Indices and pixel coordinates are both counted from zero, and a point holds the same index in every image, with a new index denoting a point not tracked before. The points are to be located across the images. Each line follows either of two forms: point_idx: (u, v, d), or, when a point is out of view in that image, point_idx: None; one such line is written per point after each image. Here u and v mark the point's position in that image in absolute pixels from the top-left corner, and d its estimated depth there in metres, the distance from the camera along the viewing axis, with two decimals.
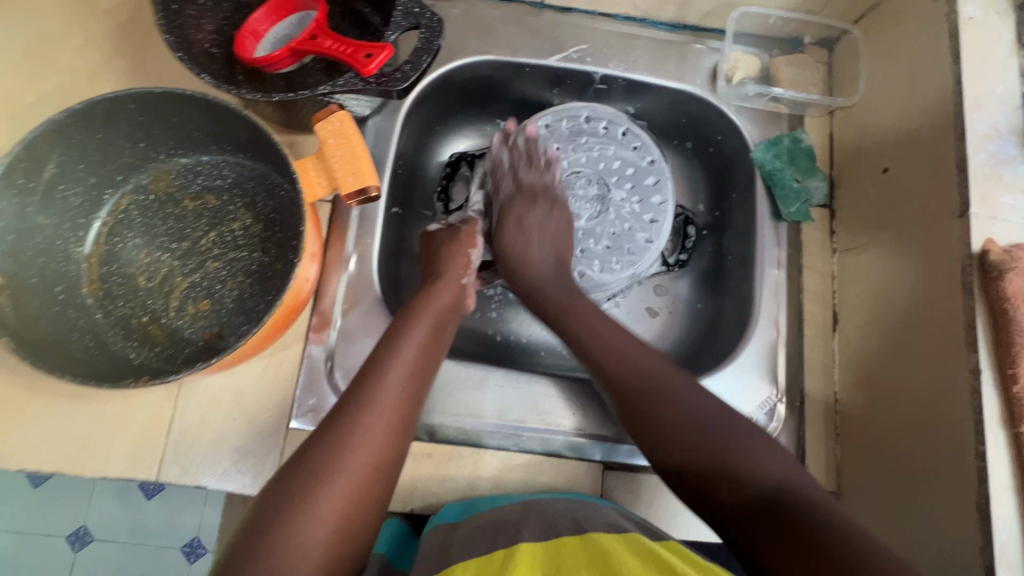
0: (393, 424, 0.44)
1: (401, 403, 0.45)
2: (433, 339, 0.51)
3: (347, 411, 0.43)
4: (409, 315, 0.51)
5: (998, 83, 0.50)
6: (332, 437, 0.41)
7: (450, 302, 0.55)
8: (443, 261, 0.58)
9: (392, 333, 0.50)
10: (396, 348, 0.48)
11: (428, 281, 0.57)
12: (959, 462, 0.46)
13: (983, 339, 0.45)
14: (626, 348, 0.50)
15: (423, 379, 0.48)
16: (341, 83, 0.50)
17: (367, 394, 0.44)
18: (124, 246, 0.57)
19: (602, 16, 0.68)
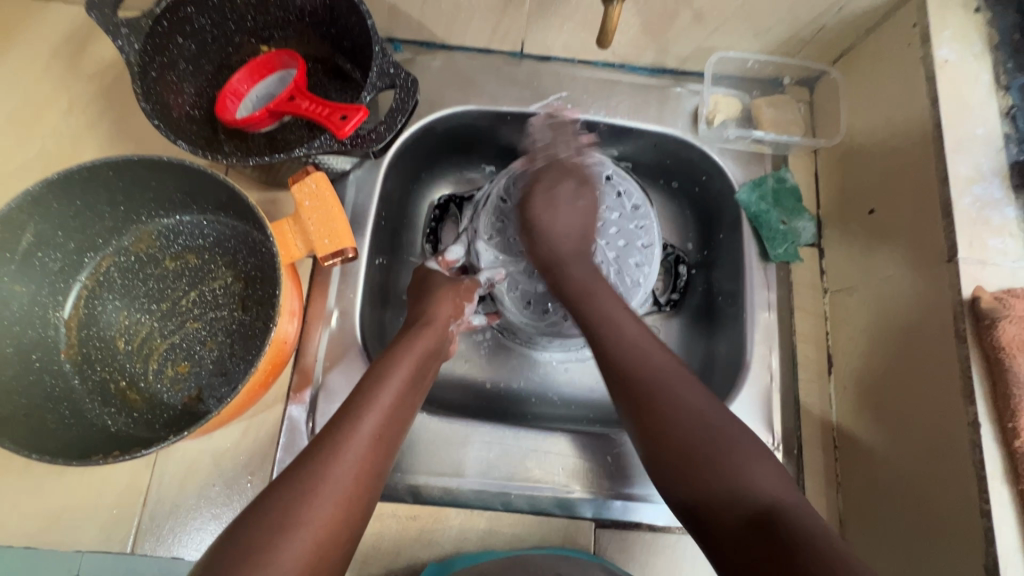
0: (360, 472, 0.42)
1: (372, 452, 0.43)
2: (412, 385, 0.49)
3: (313, 458, 0.41)
4: (390, 357, 0.50)
5: (978, 126, 0.50)
6: (295, 485, 0.39)
7: (433, 346, 0.53)
8: (432, 302, 0.57)
9: (370, 377, 0.48)
10: (373, 394, 0.46)
11: (416, 322, 0.55)
12: (964, 520, 0.43)
13: (980, 390, 0.44)
14: (638, 339, 0.48)
15: (396, 429, 0.46)
16: (317, 145, 0.50)
17: (337, 439, 0.42)
18: (103, 309, 0.57)
19: (582, 63, 0.69)
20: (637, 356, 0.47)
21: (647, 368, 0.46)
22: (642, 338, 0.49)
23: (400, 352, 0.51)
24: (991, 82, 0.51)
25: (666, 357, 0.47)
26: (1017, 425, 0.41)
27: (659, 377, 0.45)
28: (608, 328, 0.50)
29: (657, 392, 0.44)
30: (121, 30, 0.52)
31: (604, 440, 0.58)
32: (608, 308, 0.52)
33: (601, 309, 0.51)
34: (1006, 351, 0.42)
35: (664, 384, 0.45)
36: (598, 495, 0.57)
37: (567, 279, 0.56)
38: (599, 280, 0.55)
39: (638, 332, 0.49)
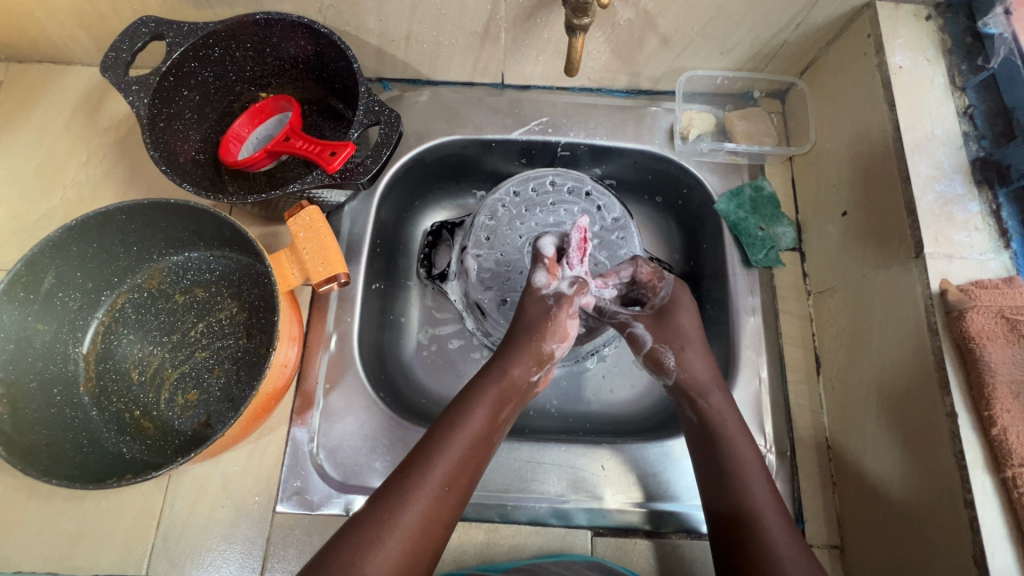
0: (426, 521, 0.45)
1: (439, 504, 0.46)
2: (484, 435, 0.50)
3: (387, 506, 0.44)
4: (470, 398, 0.52)
5: (936, 126, 0.52)
6: (367, 531, 0.43)
7: (514, 390, 0.53)
8: (510, 357, 0.54)
9: (451, 421, 0.50)
10: (445, 443, 0.48)
11: (500, 359, 0.55)
12: (949, 510, 0.44)
13: (955, 381, 0.45)
14: (749, 464, 0.50)
15: (467, 479, 0.48)
16: (310, 180, 0.54)
17: (408, 485, 0.46)
18: (119, 343, 0.60)
19: (560, 89, 0.73)
20: (740, 480, 0.49)
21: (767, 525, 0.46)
22: (765, 481, 0.49)
23: (478, 397, 0.51)
24: (945, 84, 0.53)
25: (785, 518, 0.47)
26: (992, 413, 0.42)
27: (777, 540, 0.45)
28: (730, 453, 0.51)
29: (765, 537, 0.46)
30: (131, 87, 0.56)
31: (600, 451, 0.59)
32: (742, 451, 0.51)
33: (733, 446, 0.51)
34: (976, 341, 0.44)
35: (760, 511, 0.47)
36: (594, 503, 0.57)
37: (711, 410, 0.53)
38: (730, 408, 0.53)
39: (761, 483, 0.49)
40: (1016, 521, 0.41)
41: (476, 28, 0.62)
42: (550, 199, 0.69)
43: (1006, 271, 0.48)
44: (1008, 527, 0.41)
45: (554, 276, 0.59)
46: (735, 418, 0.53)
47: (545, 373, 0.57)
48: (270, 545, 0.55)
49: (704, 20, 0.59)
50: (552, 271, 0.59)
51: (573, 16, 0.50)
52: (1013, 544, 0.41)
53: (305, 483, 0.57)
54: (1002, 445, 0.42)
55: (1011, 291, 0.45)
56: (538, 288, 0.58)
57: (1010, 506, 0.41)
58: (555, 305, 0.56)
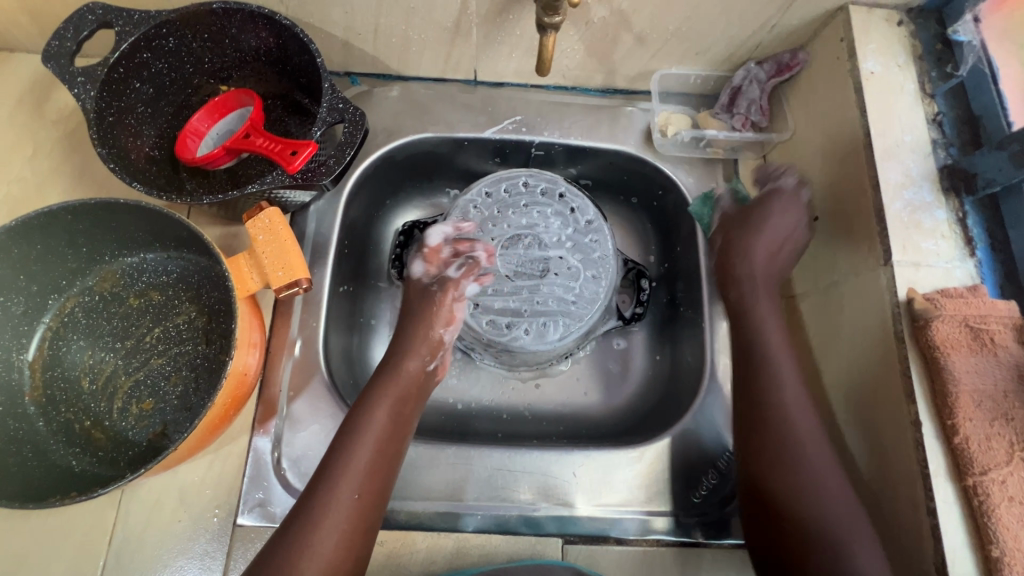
0: (347, 529, 0.47)
1: (355, 504, 0.48)
2: (389, 433, 0.52)
3: (302, 519, 0.46)
4: (369, 401, 0.53)
5: (906, 133, 0.52)
6: (286, 549, 0.45)
7: (413, 387, 0.56)
8: (403, 352, 0.57)
9: (352, 424, 0.52)
10: (350, 447, 0.50)
11: (395, 359, 0.57)
12: (913, 518, 0.44)
13: (920, 389, 0.45)
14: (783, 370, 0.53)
15: (381, 481, 0.50)
16: (269, 181, 0.51)
17: (321, 496, 0.47)
18: (68, 350, 0.57)
19: (535, 87, 0.71)
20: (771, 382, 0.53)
21: (810, 464, 0.49)
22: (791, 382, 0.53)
23: (377, 400, 0.53)
24: (916, 90, 0.53)
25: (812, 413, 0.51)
26: (955, 421, 0.43)
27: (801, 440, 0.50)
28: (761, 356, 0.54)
29: (787, 439, 0.50)
30: (76, 78, 0.53)
31: (572, 457, 0.58)
32: (786, 393, 0.52)
33: (778, 387, 0.52)
34: (941, 350, 0.44)
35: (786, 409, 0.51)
36: (565, 511, 0.57)
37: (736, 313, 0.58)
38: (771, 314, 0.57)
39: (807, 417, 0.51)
40: (977, 529, 0.41)
41: (447, 22, 0.60)
42: (523, 201, 0.66)
43: (971, 279, 0.48)
44: (970, 534, 0.42)
45: (432, 266, 0.62)
46: (781, 357, 0.54)
47: (442, 363, 0.60)
48: (231, 559, 0.53)
49: (678, 19, 0.58)
50: (431, 259, 0.62)
51: (543, 14, 0.48)
52: (974, 552, 0.41)
53: (267, 494, 0.55)
54: (964, 453, 0.42)
55: (975, 299, 0.45)
56: (418, 277, 0.62)
57: (971, 514, 0.42)
58: (439, 289, 0.60)
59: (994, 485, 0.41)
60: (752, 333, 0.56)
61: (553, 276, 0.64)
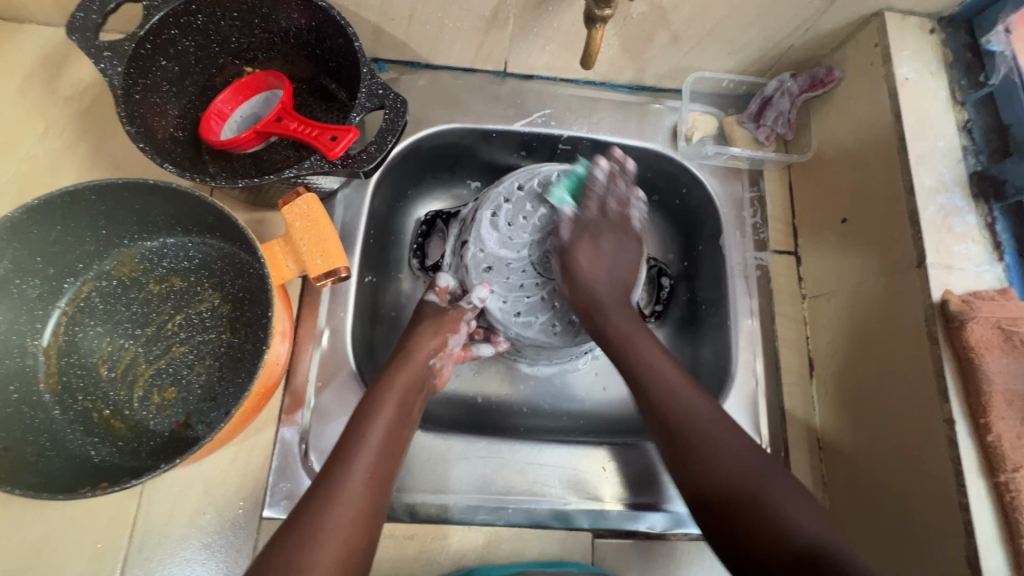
0: (363, 514, 0.45)
1: (365, 497, 0.46)
2: (398, 424, 0.51)
3: (312, 509, 0.44)
4: (376, 393, 0.52)
5: (939, 139, 0.53)
6: (300, 532, 0.42)
7: (416, 380, 0.55)
8: (410, 348, 0.57)
9: (361, 414, 0.51)
10: (362, 435, 0.49)
11: (397, 357, 0.57)
12: (944, 513, 0.45)
13: (953, 388, 0.46)
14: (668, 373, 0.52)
15: (389, 468, 0.49)
16: (307, 166, 0.50)
17: (335, 480, 0.46)
18: (84, 336, 0.55)
19: (564, 81, 0.71)
20: (664, 389, 0.51)
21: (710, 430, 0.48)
22: (686, 385, 0.52)
23: (384, 392, 0.52)
24: (948, 98, 0.54)
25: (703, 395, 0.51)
26: (988, 420, 0.44)
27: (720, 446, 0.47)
28: (642, 367, 0.53)
29: (705, 452, 0.47)
30: (103, 53, 0.51)
31: (601, 452, 0.59)
32: (721, 441, 0.47)
33: (667, 385, 0.51)
34: (975, 351, 0.45)
35: (708, 429, 0.48)
36: (594, 505, 0.57)
37: (611, 329, 0.56)
38: (637, 325, 0.57)
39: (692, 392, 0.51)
40: (1007, 524, 0.43)
41: (485, 12, 0.59)
42: (555, 197, 0.63)
43: (1000, 283, 0.49)
44: (1000, 529, 0.43)
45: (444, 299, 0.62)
46: (670, 368, 0.53)
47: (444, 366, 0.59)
48: (258, 553, 0.52)
49: (717, 19, 0.59)
50: (442, 295, 0.62)
51: (594, 6, 0.48)
52: (1005, 546, 0.43)
53: (294, 486, 0.54)
54: (996, 451, 0.43)
55: (1007, 302, 0.47)
56: (432, 305, 0.61)
57: (1002, 510, 0.43)
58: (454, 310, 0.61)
59: None
60: (641, 360, 0.54)
61: None
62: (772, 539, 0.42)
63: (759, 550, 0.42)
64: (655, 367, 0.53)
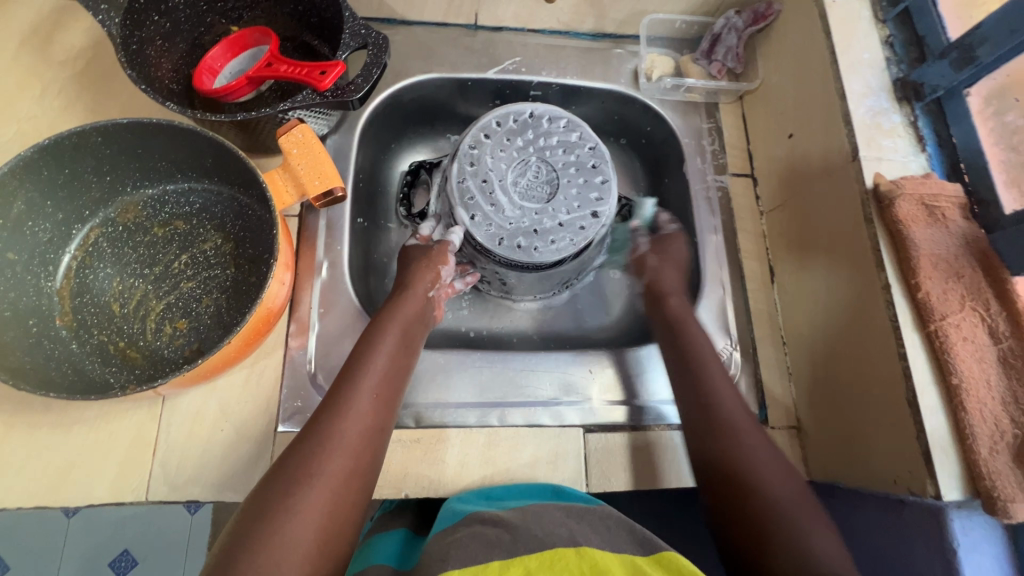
0: (369, 423, 0.49)
1: (372, 413, 0.50)
2: (400, 351, 0.56)
3: (323, 419, 0.48)
4: (380, 323, 0.57)
5: (865, 51, 0.60)
6: (315, 439, 0.47)
7: (416, 311, 0.60)
8: (409, 278, 0.62)
9: (366, 341, 0.55)
10: (368, 358, 0.53)
11: (397, 290, 0.62)
12: (888, 367, 0.52)
13: (887, 258, 0.53)
14: (728, 400, 0.54)
15: (393, 387, 0.53)
16: (301, 98, 0.54)
17: (342, 397, 0.50)
18: (95, 277, 0.58)
19: (531, 31, 0.76)
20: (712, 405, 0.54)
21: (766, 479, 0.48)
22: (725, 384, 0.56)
23: (387, 322, 0.57)
24: (870, 17, 0.61)
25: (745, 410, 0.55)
26: (918, 279, 0.50)
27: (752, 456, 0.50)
28: (705, 386, 0.56)
29: (748, 464, 0.49)
30: (100, 6, 0.54)
31: (588, 357, 0.64)
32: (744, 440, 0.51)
33: (720, 395, 0.55)
34: (902, 223, 0.52)
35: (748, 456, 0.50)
36: (584, 404, 0.62)
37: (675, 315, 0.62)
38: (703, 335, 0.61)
39: (770, 456, 0.50)
40: (938, 365, 0.49)
41: None
42: (529, 131, 0.68)
43: (924, 169, 0.56)
44: (933, 371, 0.49)
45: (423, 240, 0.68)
46: (728, 390, 0.56)
47: (439, 296, 0.64)
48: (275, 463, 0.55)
49: None
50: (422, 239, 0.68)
51: None
52: (938, 386, 0.49)
53: (306, 402, 0.58)
54: (925, 304, 0.50)
55: (928, 182, 0.54)
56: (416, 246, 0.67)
57: (934, 354, 0.49)
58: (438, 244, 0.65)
59: (951, 328, 0.49)
60: (706, 372, 0.57)
61: (561, 198, 0.66)
62: (751, 497, 0.47)
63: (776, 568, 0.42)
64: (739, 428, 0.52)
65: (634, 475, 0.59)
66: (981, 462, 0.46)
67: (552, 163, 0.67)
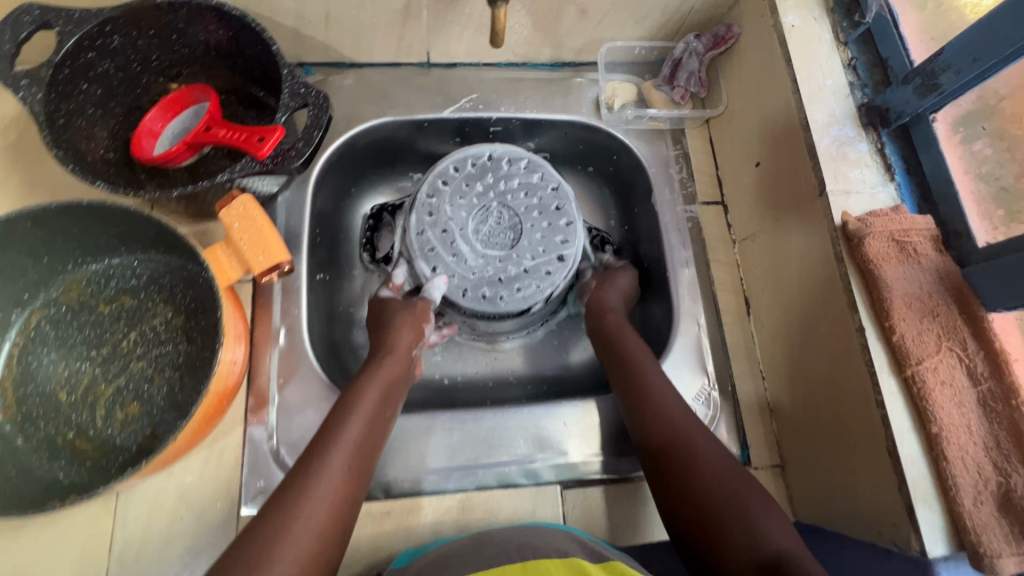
0: (339, 500, 0.45)
1: (343, 487, 0.46)
2: (378, 416, 0.52)
3: (287, 497, 0.44)
4: (356, 388, 0.53)
5: (827, 78, 0.58)
6: (277, 519, 0.42)
7: (398, 373, 0.56)
8: (393, 330, 0.59)
9: (341, 408, 0.51)
10: (340, 428, 0.49)
11: (377, 352, 0.58)
12: (866, 414, 0.50)
13: (860, 299, 0.51)
14: (656, 381, 0.57)
15: (367, 458, 0.49)
16: (239, 169, 0.51)
17: (309, 471, 0.46)
18: (39, 364, 0.56)
19: (486, 65, 0.74)
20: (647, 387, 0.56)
21: (709, 465, 0.49)
22: (650, 368, 0.58)
23: (366, 385, 0.53)
24: (832, 39, 0.59)
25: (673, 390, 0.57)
26: (892, 322, 0.49)
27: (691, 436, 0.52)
28: (635, 369, 0.58)
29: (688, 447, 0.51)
30: (20, 82, 0.51)
31: (561, 410, 0.62)
32: (679, 417, 0.54)
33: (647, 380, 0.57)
34: (874, 262, 0.50)
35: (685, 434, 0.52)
36: (561, 459, 0.60)
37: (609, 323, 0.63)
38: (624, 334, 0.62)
39: (709, 442, 0.51)
40: (917, 412, 0.48)
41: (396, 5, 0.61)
42: (489, 175, 0.65)
43: (893, 200, 0.54)
44: (912, 418, 0.48)
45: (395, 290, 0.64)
46: (657, 375, 0.58)
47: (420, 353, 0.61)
48: None
49: None
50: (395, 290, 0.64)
51: None
52: (917, 432, 0.47)
53: (269, 481, 0.56)
54: (901, 348, 0.48)
55: (898, 216, 0.51)
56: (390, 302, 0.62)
57: (912, 400, 0.48)
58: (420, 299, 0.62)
59: (928, 372, 0.47)
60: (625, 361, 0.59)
61: (526, 242, 0.64)
62: (694, 475, 0.48)
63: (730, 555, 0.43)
64: (677, 418, 0.53)
65: (614, 530, 0.57)
66: (964, 516, 0.44)
67: (515, 207, 0.65)
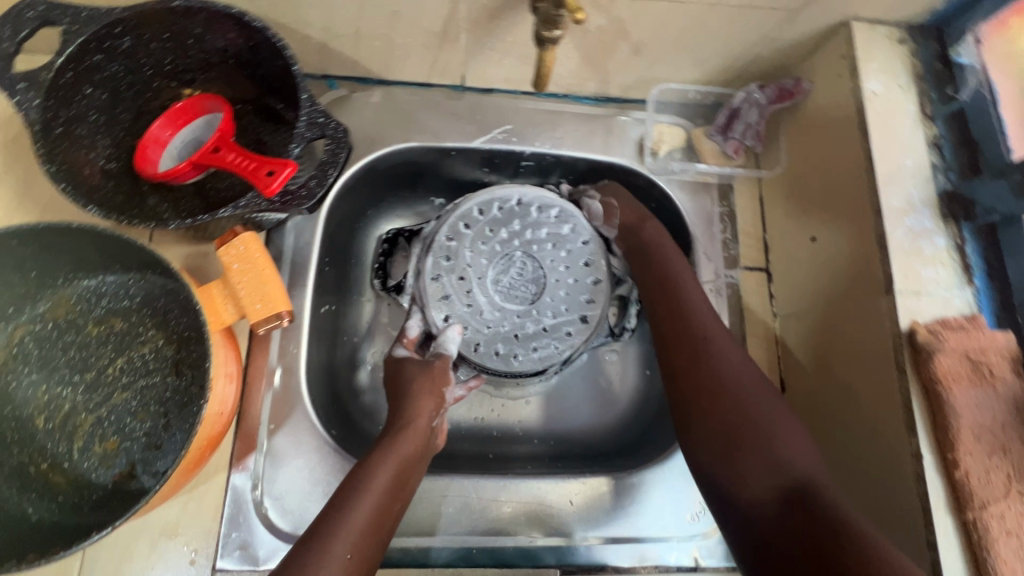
0: None
1: None
2: (389, 497, 0.45)
3: None
4: (370, 462, 0.46)
5: (907, 157, 0.51)
6: None
7: (416, 450, 0.49)
8: (413, 397, 0.51)
9: (350, 485, 0.45)
10: (345, 510, 0.43)
11: (391, 425, 0.50)
12: (913, 551, 0.44)
13: (920, 420, 0.45)
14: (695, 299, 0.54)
15: (373, 548, 0.43)
16: (244, 204, 0.47)
17: (304, 562, 0.39)
18: (18, 385, 0.53)
19: (525, 94, 0.68)
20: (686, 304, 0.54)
21: (748, 396, 0.48)
22: (692, 286, 0.55)
23: (378, 462, 0.46)
24: (917, 112, 0.52)
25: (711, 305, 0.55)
26: (956, 456, 0.43)
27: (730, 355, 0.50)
28: (674, 277, 0.56)
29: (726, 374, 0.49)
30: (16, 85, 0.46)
31: (570, 483, 0.57)
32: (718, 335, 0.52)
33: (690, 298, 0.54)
34: (942, 383, 0.44)
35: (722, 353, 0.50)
36: (562, 541, 0.55)
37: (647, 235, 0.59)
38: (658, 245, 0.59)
39: (747, 364, 0.50)
40: (975, 562, 0.42)
41: (434, 28, 0.56)
42: (515, 222, 0.60)
43: (970, 308, 0.48)
44: (969, 566, 0.42)
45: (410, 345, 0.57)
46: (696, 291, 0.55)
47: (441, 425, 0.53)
48: None
49: (679, 30, 0.56)
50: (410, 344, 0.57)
51: (543, 28, 0.45)
52: None
53: (247, 535, 0.52)
54: (964, 488, 0.42)
55: (975, 331, 0.46)
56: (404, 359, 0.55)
57: (970, 547, 0.42)
58: (436, 357, 0.55)
59: (994, 520, 0.41)
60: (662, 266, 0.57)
61: (548, 300, 0.59)
62: (732, 399, 0.47)
63: (753, 488, 0.44)
64: (711, 331, 0.52)
65: None
66: None
67: (540, 258, 0.60)
